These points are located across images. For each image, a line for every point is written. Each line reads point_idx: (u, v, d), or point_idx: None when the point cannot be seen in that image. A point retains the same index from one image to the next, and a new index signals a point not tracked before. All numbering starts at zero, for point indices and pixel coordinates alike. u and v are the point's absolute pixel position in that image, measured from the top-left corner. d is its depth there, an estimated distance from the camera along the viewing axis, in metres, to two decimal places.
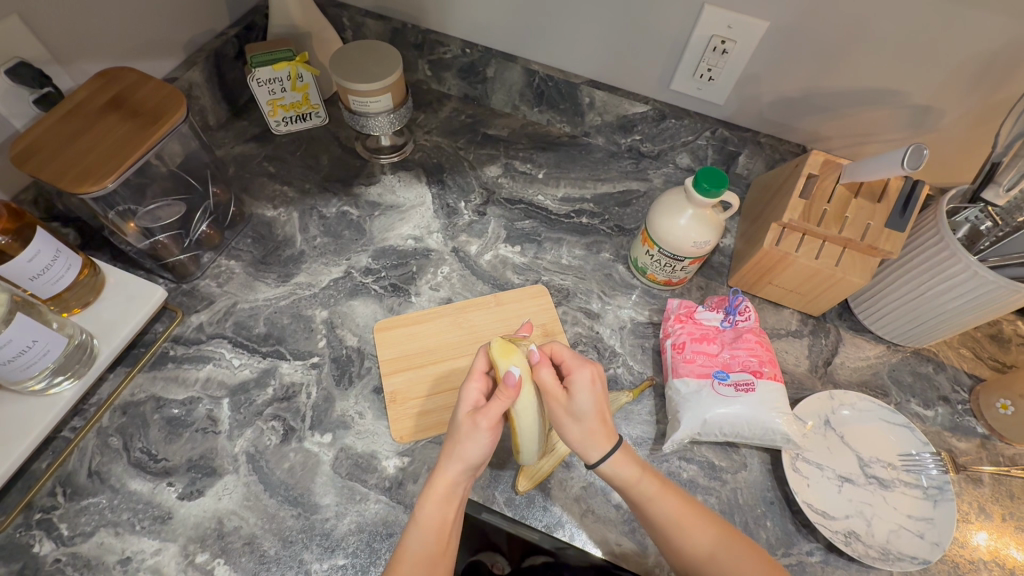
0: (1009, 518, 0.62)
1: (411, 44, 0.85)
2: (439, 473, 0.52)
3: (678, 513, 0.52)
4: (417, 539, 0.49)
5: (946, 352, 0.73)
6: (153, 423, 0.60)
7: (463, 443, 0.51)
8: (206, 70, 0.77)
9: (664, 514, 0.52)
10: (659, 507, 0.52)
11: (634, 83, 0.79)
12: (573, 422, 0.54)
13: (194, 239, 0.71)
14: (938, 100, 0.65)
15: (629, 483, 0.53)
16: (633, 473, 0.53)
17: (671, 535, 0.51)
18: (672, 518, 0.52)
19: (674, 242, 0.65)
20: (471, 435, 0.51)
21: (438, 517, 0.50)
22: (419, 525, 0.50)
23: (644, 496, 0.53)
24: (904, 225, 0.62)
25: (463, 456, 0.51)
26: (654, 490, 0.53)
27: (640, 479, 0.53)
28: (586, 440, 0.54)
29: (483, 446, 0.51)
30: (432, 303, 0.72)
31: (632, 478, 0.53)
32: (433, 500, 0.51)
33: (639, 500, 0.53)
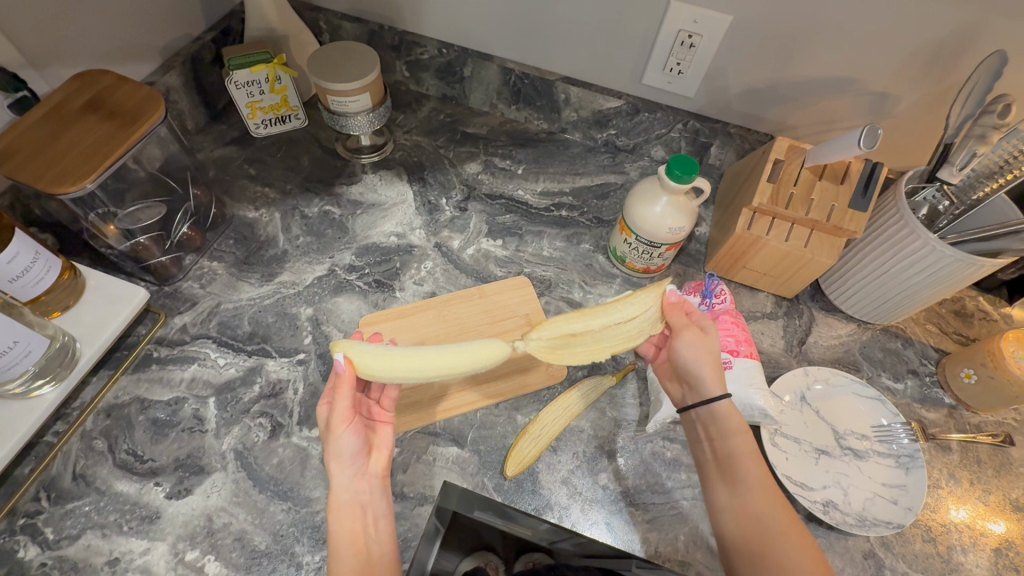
0: (977, 482, 0.64)
1: (389, 46, 0.86)
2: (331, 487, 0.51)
3: (760, 481, 0.53)
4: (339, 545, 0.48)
5: (914, 328, 0.76)
6: (138, 424, 0.60)
7: (330, 453, 0.52)
8: (183, 75, 0.78)
9: (746, 473, 0.53)
10: (744, 468, 0.54)
11: (608, 79, 0.81)
12: (706, 350, 0.58)
13: (175, 241, 0.71)
14: (894, 87, 0.69)
15: (725, 433, 0.56)
16: (736, 426, 0.56)
17: (744, 496, 0.53)
18: (754, 482, 0.53)
19: (650, 229, 0.67)
20: (329, 439, 0.52)
21: (348, 529, 0.49)
22: (333, 540, 0.48)
23: (732, 451, 0.55)
24: (866, 206, 0.65)
25: (334, 463, 0.52)
26: (744, 451, 0.55)
27: (736, 435, 0.56)
28: (714, 369, 0.58)
29: (344, 443, 0.52)
30: (416, 297, 0.73)
31: (733, 430, 0.56)
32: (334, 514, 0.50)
33: (729, 453, 0.55)
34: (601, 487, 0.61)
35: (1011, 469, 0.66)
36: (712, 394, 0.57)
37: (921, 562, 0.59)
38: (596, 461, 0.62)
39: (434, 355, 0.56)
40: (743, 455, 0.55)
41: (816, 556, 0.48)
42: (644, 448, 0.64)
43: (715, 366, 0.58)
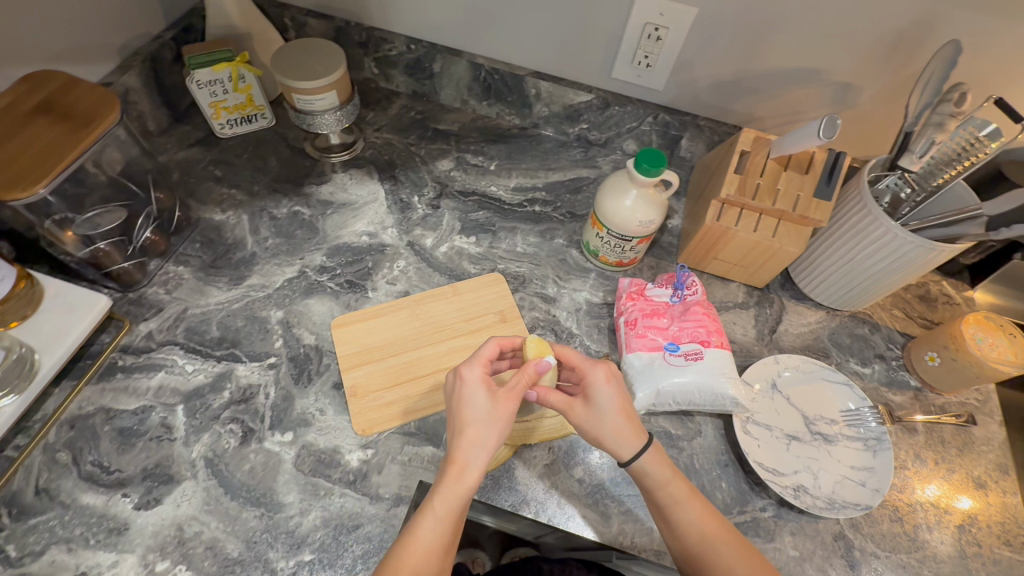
0: (941, 462, 0.66)
1: (356, 43, 0.85)
2: (464, 461, 0.49)
3: (702, 522, 0.52)
4: (433, 526, 0.47)
5: (881, 313, 0.78)
6: (104, 434, 0.59)
7: (491, 428, 0.50)
8: (143, 75, 0.75)
9: (687, 522, 0.52)
10: (683, 516, 0.53)
11: (578, 73, 0.81)
12: (596, 430, 0.55)
13: (138, 247, 0.69)
14: (856, 77, 0.70)
15: (658, 483, 0.53)
16: (664, 472, 0.54)
17: (691, 543, 0.52)
18: (697, 528, 0.52)
19: (621, 222, 0.68)
20: (500, 415, 0.51)
21: (457, 506, 0.48)
22: (439, 513, 0.47)
23: (667, 502, 0.53)
24: (830, 194, 0.66)
25: (485, 442, 0.50)
26: (680, 495, 0.53)
27: (669, 480, 0.54)
28: (614, 437, 0.54)
29: (506, 431, 0.51)
30: (389, 297, 0.72)
31: (662, 480, 0.54)
32: (458, 491, 0.48)
33: (667, 502, 0.53)
34: (577, 480, 0.61)
35: (973, 447, 0.68)
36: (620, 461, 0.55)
37: (888, 540, 0.61)
38: (571, 455, 0.63)
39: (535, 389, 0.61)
40: (679, 504, 0.53)
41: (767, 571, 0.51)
42: None
43: (616, 429, 0.54)
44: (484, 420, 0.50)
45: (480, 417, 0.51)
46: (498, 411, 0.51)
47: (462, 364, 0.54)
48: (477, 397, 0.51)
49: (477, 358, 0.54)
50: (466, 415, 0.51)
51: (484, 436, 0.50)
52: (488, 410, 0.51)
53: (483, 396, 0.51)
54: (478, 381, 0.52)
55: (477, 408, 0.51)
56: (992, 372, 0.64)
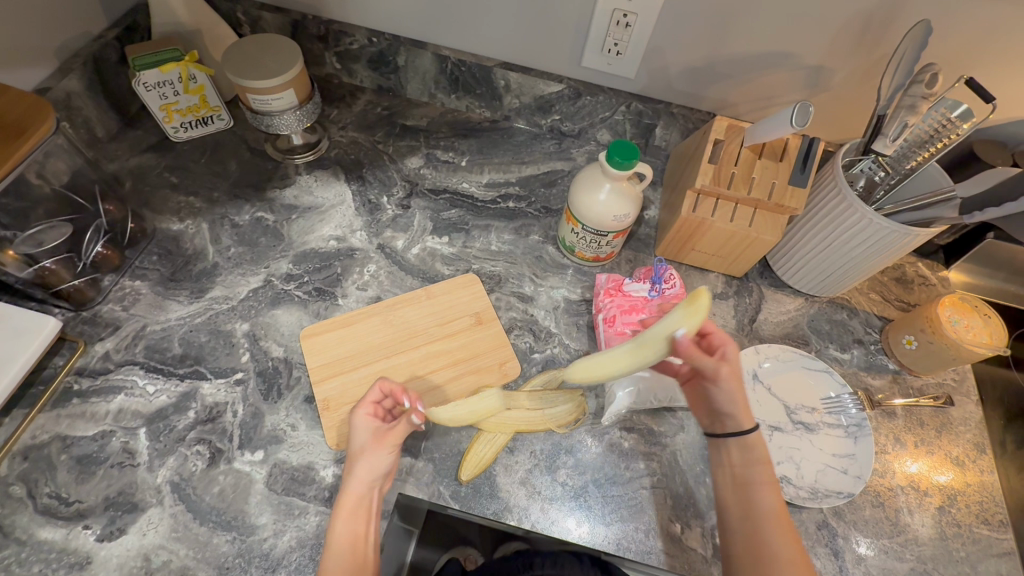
0: (921, 444, 0.67)
1: (315, 37, 0.81)
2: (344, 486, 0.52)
3: (778, 509, 0.50)
4: (336, 546, 0.48)
5: (859, 297, 0.78)
6: (61, 464, 0.56)
7: (361, 460, 0.53)
8: (85, 78, 0.71)
9: (760, 499, 0.50)
10: (761, 496, 0.51)
11: (547, 62, 0.79)
12: (739, 392, 0.54)
13: (89, 262, 0.65)
14: (828, 60, 0.69)
15: (751, 458, 0.53)
16: (759, 456, 0.53)
17: (755, 521, 0.50)
18: (769, 510, 0.50)
19: (595, 217, 0.66)
20: (369, 451, 0.53)
21: (349, 529, 0.49)
22: (334, 539, 0.49)
23: (752, 479, 0.52)
24: (805, 181, 0.65)
25: (358, 471, 0.52)
26: (765, 479, 0.52)
27: (763, 464, 0.53)
28: (745, 406, 0.54)
29: (382, 462, 0.53)
30: (360, 303, 0.70)
31: (757, 459, 0.53)
32: (344, 516, 0.50)
33: (749, 477, 0.52)
34: (560, 483, 0.60)
35: (951, 428, 0.68)
36: (744, 430, 0.54)
37: (871, 526, 0.61)
38: (553, 458, 0.62)
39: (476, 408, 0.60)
40: (761, 486, 0.52)
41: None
42: (601, 441, 0.63)
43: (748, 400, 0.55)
44: (359, 453, 0.53)
45: (358, 450, 0.54)
46: (373, 444, 0.53)
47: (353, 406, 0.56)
48: (357, 433, 0.54)
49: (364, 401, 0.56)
50: (351, 452, 0.54)
51: (360, 466, 0.52)
52: (364, 444, 0.54)
53: (362, 432, 0.54)
54: (362, 419, 0.55)
55: (356, 443, 0.54)
56: (969, 354, 0.64)
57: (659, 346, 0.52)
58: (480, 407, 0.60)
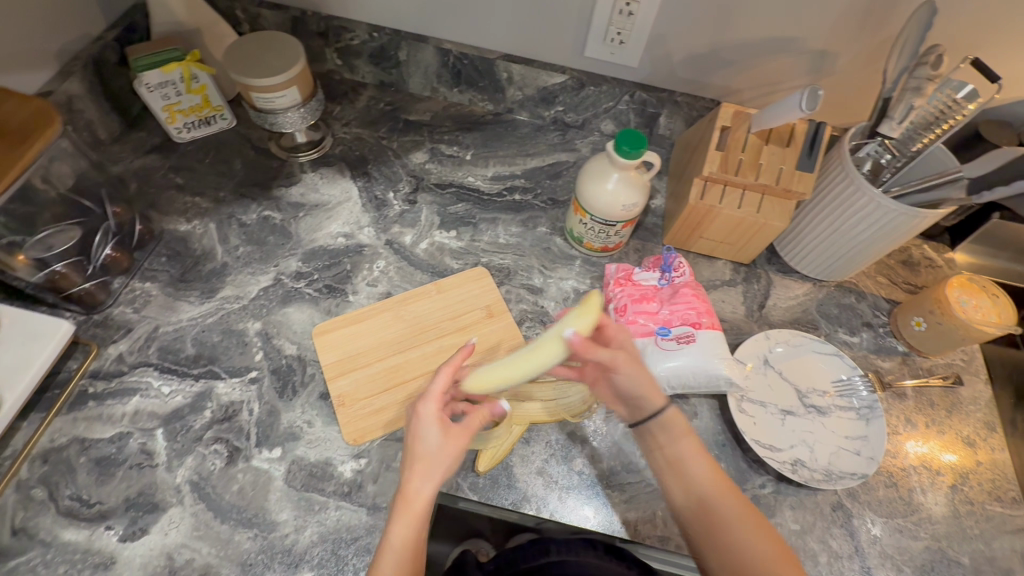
0: (931, 424, 0.68)
1: (315, 33, 0.80)
2: (410, 491, 0.45)
3: (712, 477, 0.51)
4: (393, 554, 0.43)
5: (866, 281, 0.78)
6: (80, 466, 0.56)
7: (433, 462, 0.47)
8: (86, 80, 0.70)
9: (695, 472, 0.51)
10: (694, 463, 0.52)
11: (550, 54, 0.78)
12: (646, 376, 0.54)
13: (99, 265, 0.65)
14: (832, 43, 0.69)
15: (674, 434, 0.53)
16: (681, 427, 0.53)
17: (698, 491, 0.50)
18: (705, 479, 0.51)
19: (604, 207, 0.66)
20: (443, 451, 0.47)
21: (413, 538, 0.44)
22: (392, 549, 0.43)
23: (680, 450, 0.52)
24: (812, 166, 0.65)
25: (427, 474, 0.46)
26: (691, 451, 0.52)
27: (686, 434, 0.53)
28: (653, 385, 0.54)
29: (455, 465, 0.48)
30: (371, 299, 0.70)
31: (678, 432, 0.53)
32: (410, 524, 0.44)
33: (678, 454, 0.52)
34: (577, 472, 0.61)
35: (960, 408, 0.69)
36: (658, 409, 0.53)
37: (885, 506, 0.62)
38: (568, 448, 0.62)
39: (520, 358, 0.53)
40: (687, 454, 0.52)
41: (769, 536, 0.47)
42: (615, 430, 0.63)
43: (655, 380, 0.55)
44: (432, 455, 0.47)
45: (428, 452, 0.47)
46: (447, 445, 0.48)
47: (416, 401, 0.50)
48: (429, 433, 0.48)
49: (435, 395, 0.49)
50: (414, 454, 0.47)
51: (432, 472, 0.46)
52: (439, 446, 0.48)
53: (435, 432, 0.48)
54: (430, 415, 0.48)
55: (427, 444, 0.47)
56: (978, 334, 0.65)
57: (555, 350, 0.50)
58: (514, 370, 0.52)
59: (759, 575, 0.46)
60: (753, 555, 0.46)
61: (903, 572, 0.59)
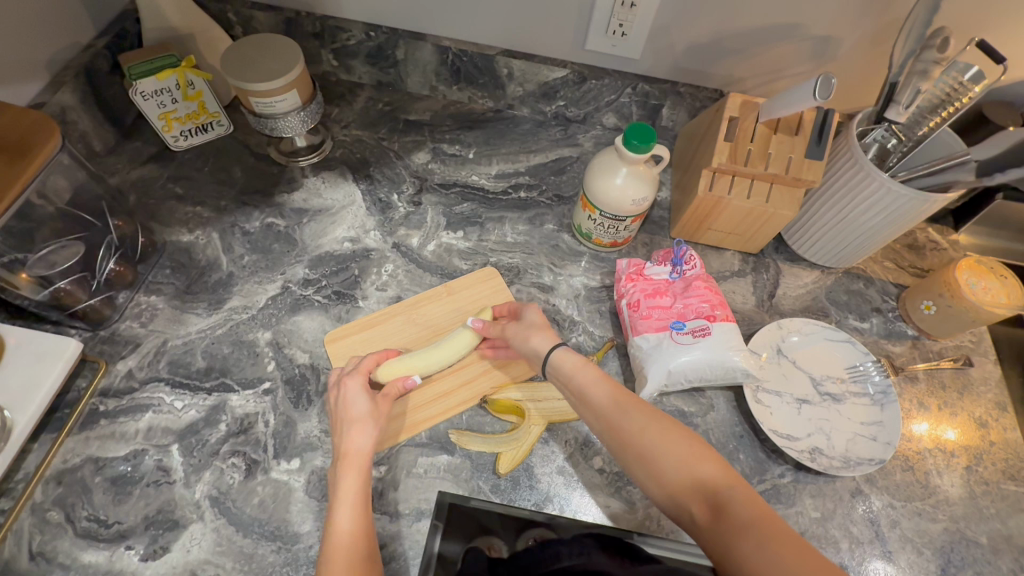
0: (944, 406, 0.68)
1: (310, 34, 0.79)
2: (351, 450, 0.52)
3: (616, 398, 0.51)
4: (348, 505, 0.49)
5: (873, 266, 0.78)
6: (96, 486, 0.55)
7: (362, 422, 0.53)
8: (79, 91, 0.68)
9: (600, 397, 0.52)
10: (599, 392, 0.52)
11: (550, 48, 0.77)
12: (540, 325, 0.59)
13: (103, 280, 0.64)
14: (836, 29, 0.68)
15: (573, 368, 0.55)
16: (576, 359, 0.55)
17: (606, 416, 0.51)
18: (609, 401, 0.51)
19: (613, 203, 0.65)
20: (372, 411, 0.54)
21: (360, 485, 0.50)
22: (342, 499, 0.49)
23: (584, 384, 0.53)
24: (822, 153, 0.64)
25: (359, 431, 0.53)
26: (592, 379, 0.53)
27: (583, 365, 0.55)
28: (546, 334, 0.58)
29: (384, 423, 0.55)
30: (381, 304, 0.69)
31: (575, 365, 0.55)
32: (358, 476, 0.51)
33: (581, 385, 0.53)
34: (597, 470, 0.61)
35: (972, 389, 0.70)
36: (550, 350, 0.57)
37: (903, 490, 0.62)
38: (588, 445, 0.62)
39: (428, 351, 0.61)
40: (591, 387, 0.53)
41: (676, 431, 0.48)
42: None
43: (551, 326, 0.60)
44: (365, 417, 0.54)
45: (361, 415, 0.54)
46: (376, 409, 0.55)
47: (344, 376, 0.56)
48: (359, 399, 0.55)
49: (359, 369, 0.57)
50: (347, 418, 0.54)
51: (365, 428, 0.53)
52: (369, 408, 0.54)
53: (364, 398, 0.55)
54: (357, 387, 0.55)
55: (359, 407, 0.54)
56: (987, 316, 0.65)
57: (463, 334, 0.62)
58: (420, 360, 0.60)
59: (677, 469, 0.46)
60: (666, 453, 0.47)
61: (923, 554, 0.59)
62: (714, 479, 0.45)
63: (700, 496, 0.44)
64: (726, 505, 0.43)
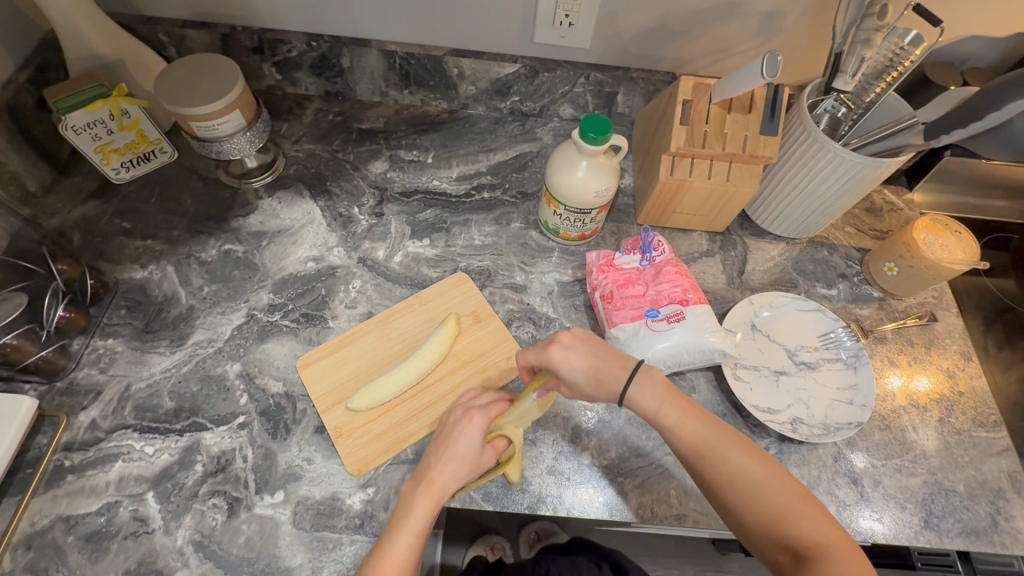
0: (914, 362, 0.70)
1: (248, 49, 0.76)
2: (435, 479, 0.52)
3: (700, 444, 0.53)
4: (408, 537, 0.49)
5: (836, 233, 0.80)
6: (69, 546, 0.53)
7: (462, 460, 0.53)
8: (4, 130, 0.64)
9: (685, 442, 0.53)
10: (694, 426, 0.54)
11: (499, 44, 0.76)
12: (587, 371, 0.55)
13: (52, 330, 0.60)
14: (779, 4, 0.69)
15: (650, 410, 0.55)
16: (654, 399, 0.55)
17: (693, 460, 0.53)
18: (694, 449, 0.53)
19: (576, 196, 0.65)
20: (478, 452, 0.54)
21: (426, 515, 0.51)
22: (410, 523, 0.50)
23: (668, 424, 0.54)
24: (775, 129, 0.65)
25: (456, 465, 0.53)
26: (675, 421, 0.54)
27: (661, 406, 0.55)
28: (615, 357, 0.56)
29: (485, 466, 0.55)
30: (352, 322, 0.67)
31: (653, 407, 0.55)
32: (430, 508, 0.51)
33: (663, 427, 0.54)
34: (587, 465, 0.61)
35: (937, 343, 0.72)
36: (621, 377, 0.55)
37: (882, 449, 0.64)
38: (575, 441, 0.62)
39: (388, 375, 0.61)
40: (678, 426, 0.54)
41: (770, 480, 0.51)
42: (619, 417, 0.64)
43: (602, 368, 0.55)
44: (468, 460, 0.53)
45: (469, 455, 0.54)
46: (482, 455, 0.54)
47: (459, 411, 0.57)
48: (470, 439, 0.54)
49: (488, 409, 0.57)
50: (454, 452, 0.53)
51: (460, 470, 0.53)
52: (477, 453, 0.54)
53: (476, 439, 0.54)
54: (472, 427, 0.55)
55: (467, 449, 0.54)
56: (947, 272, 0.67)
57: (423, 354, 0.62)
58: (387, 386, 0.60)
59: (771, 521, 0.50)
60: (760, 502, 0.50)
61: (906, 509, 0.61)
62: (812, 534, 0.49)
63: (790, 545, 0.49)
64: (818, 560, 0.48)
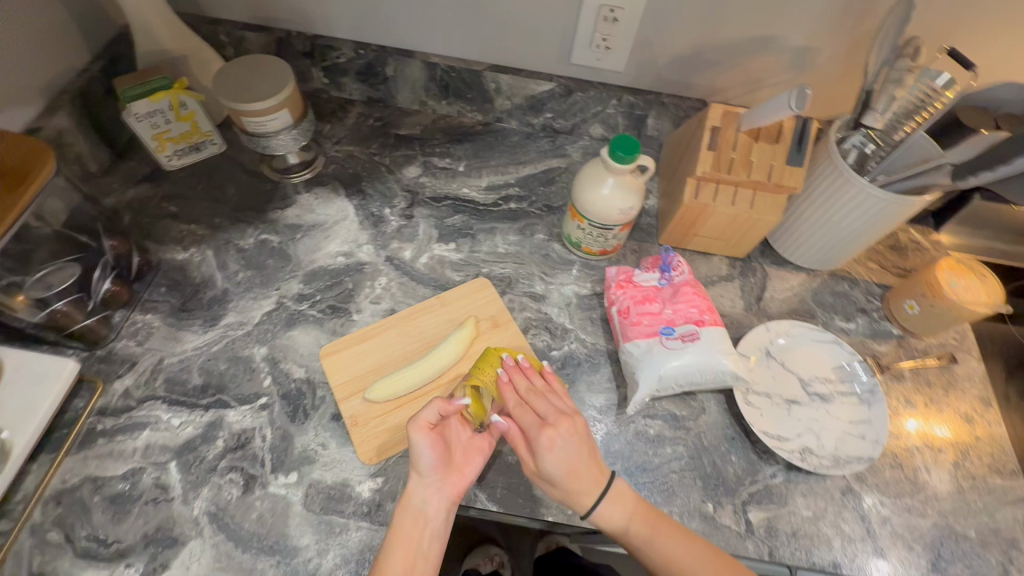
0: (930, 403, 0.70)
1: (301, 53, 0.80)
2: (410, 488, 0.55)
3: (671, 559, 0.53)
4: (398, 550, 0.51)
5: (858, 268, 0.80)
6: (95, 505, 0.56)
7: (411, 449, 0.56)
8: (74, 113, 0.69)
9: (655, 557, 0.53)
10: (663, 541, 0.54)
11: (536, 63, 0.79)
12: (572, 457, 0.55)
13: (98, 301, 0.64)
14: (812, 40, 0.70)
15: (618, 523, 0.55)
16: (622, 511, 0.55)
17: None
18: (665, 563, 0.53)
19: (601, 212, 0.67)
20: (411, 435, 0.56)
21: (410, 525, 0.53)
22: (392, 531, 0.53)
23: (638, 536, 0.54)
24: (802, 160, 0.66)
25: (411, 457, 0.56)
26: (646, 532, 0.54)
27: (630, 519, 0.55)
28: (592, 457, 0.56)
29: (420, 446, 0.54)
30: (375, 317, 0.70)
31: (621, 519, 0.55)
32: (410, 516, 0.53)
33: (634, 541, 0.54)
34: None
35: (956, 386, 0.71)
36: (601, 482, 0.55)
37: (892, 487, 0.64)
38: None
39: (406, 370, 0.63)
40: (649, 538, 0.54)
41: None
42: (626, 431, 0.65)
43: (581, 471, 0.55)
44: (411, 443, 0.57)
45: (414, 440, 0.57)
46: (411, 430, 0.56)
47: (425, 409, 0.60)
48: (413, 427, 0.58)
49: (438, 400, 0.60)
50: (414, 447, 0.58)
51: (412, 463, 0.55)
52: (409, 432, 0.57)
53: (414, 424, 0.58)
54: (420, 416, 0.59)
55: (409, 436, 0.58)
56: (969, 314, 0.67)
57: (443, 352, 0.64)
58: (406, 380, 0.62)
59: None
60: None
61: (914, 549, 0.60)
62: None
63: None
64: None
